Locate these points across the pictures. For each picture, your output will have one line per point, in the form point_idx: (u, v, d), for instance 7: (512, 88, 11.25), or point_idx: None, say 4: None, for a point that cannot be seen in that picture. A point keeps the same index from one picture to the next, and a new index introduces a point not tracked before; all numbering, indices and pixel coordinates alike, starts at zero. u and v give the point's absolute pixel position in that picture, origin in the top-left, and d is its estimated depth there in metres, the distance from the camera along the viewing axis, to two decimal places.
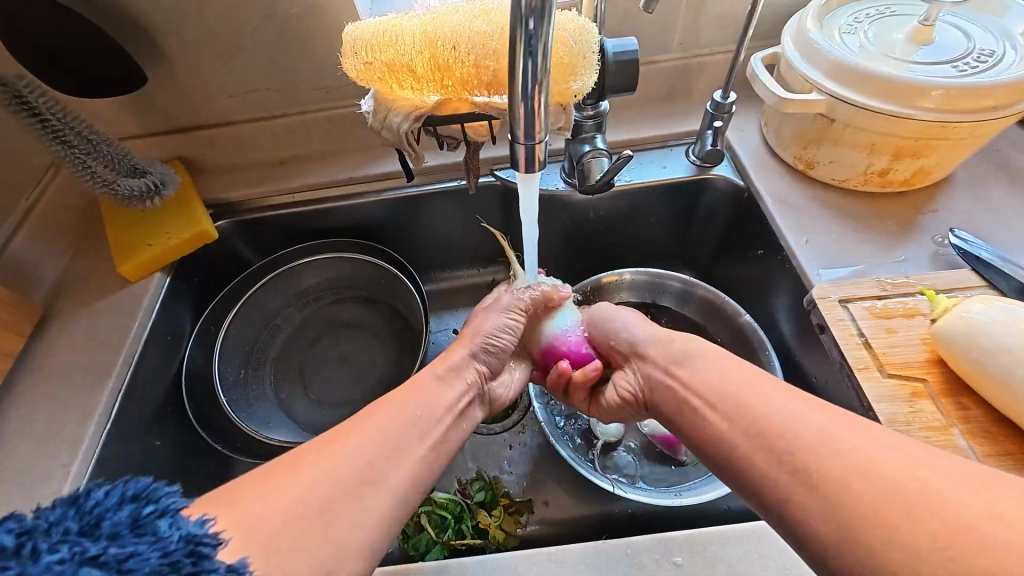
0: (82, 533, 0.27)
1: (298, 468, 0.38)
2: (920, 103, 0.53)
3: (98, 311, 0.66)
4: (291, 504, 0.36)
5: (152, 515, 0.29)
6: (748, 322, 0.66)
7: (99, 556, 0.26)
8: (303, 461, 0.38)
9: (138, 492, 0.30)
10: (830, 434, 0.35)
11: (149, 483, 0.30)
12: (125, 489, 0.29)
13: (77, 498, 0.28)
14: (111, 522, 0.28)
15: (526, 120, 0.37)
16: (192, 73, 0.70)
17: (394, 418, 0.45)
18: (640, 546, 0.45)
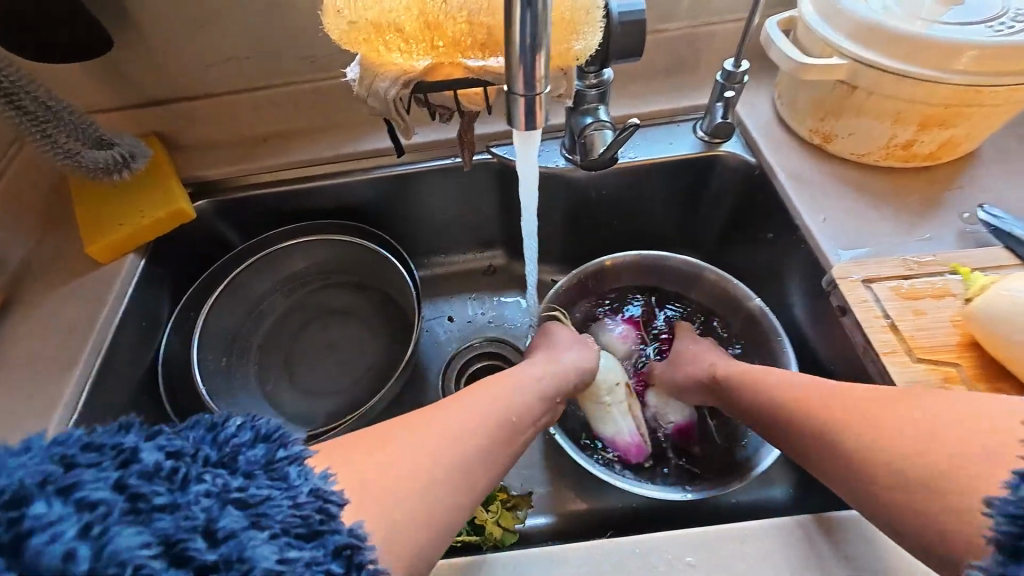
0: (221, 463, 0.30)
1: (395, 447, 0.37)
2: (952, 65, 0.48)
3: (66, 295, 0.62)
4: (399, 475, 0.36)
5: (283, 459, 0.32)
6: (759, 307, 0.62)
7: (244, 492, 0.29)
8: (391, 438, 0.38)
9: (270, 433, 0.32)
10: (914, 413, 0.37)
11: (273, 426, 0.33)
12: (258, 429, 0.32)
13: (215, 427, 0.32)
14: (249, 459, 0.31)
15: (526, 68, 0.33)
16: (166, 40, 0.65)
17: (478, 408, 0.44)
18: (650, 545, 0.42)
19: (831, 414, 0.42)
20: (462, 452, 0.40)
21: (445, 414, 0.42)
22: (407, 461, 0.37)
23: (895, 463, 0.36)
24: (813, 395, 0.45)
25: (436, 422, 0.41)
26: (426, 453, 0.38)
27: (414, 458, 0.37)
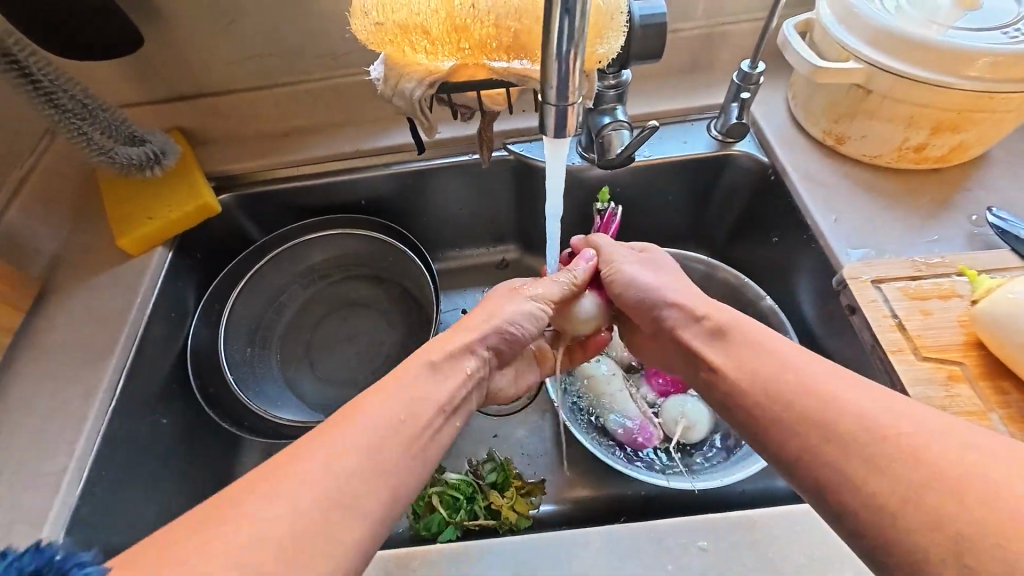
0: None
1: (242, 506, 0.30)
2: (966, 72, 0.50)
3: (99, 286, 0.64)
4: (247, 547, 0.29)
5: None
6: (770, 306, 0.64)
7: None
8: (259, 486, 0.31)
9: (41, 565, 0.25)
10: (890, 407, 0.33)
11: (55, 553, 0.26)
12: (32, 561, 0.25)
13: None
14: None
15: (560, 79, 0.34)
16: (192, 37, 0.67)
17: (386, 406, 0.38)
18: (666, 529, 0.44)
19: (799, 385, 0.37)
20: (371, 450, 0.35)
21: (350, 423, 0.36)
22: (307, 494, 0.31)
23: (873, 452, 0.31)
24: (778, 358, 0.40)
25: (338, 432, 0.35)
26: (326, 471, 0.33)
27: (310, 487, 0.32)
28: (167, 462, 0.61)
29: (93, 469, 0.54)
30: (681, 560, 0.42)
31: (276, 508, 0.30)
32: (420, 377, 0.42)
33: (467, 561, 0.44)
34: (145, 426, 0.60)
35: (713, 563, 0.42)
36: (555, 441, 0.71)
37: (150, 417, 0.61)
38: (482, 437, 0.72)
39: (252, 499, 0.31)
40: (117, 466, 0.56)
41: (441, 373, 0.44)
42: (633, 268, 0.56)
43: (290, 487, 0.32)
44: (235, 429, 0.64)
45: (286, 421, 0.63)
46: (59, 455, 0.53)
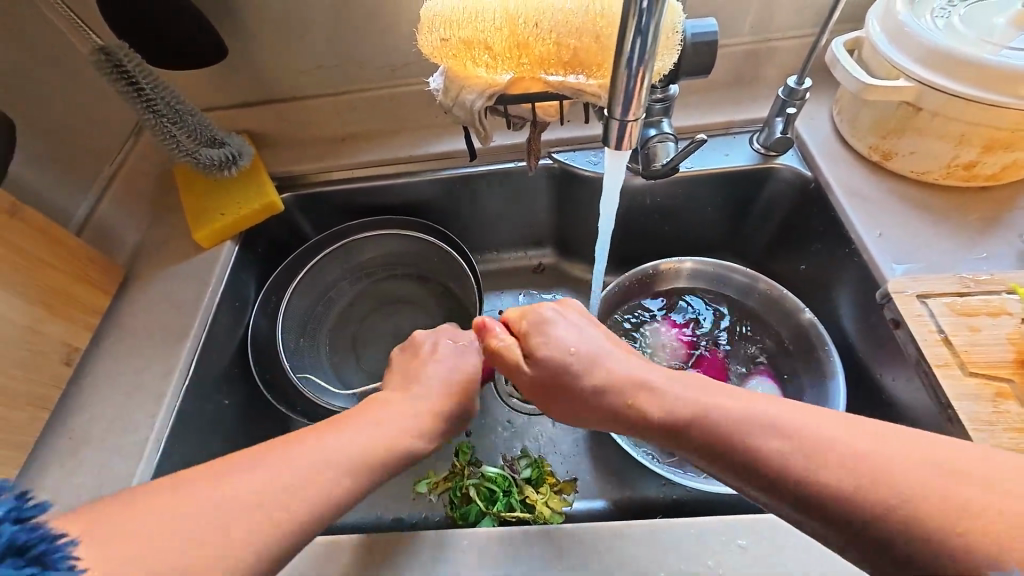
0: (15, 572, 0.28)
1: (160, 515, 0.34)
2: (1021, 92, 0.50)
3: (174, 275, 0.69)
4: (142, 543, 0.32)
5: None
6: (810, 320, 0.65)
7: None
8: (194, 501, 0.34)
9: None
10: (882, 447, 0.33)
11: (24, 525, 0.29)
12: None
13: None
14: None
15: (625, 96, 0.37)
16: (266, 47, 0.72)
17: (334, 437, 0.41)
18: (705, 527, 0.46)
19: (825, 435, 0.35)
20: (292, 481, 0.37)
21: (321, 441, 0.41)
22: (248, 486, 0.36)
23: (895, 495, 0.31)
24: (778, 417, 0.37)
25: (285, 450, 0.39)
26: (269, 477, 0.37)
27: (255, 487, 0.36)
28: (227, 440, 0.66)
29: (168, 441, 0.58)
30: (720, 557, 0.44)
31: (231, 488, 0.36)
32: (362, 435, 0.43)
33: (513, 545, 0.46)
34: (211, 405, 0.65)
35: (752, 563, 0.43)
36: (588, 442, 0.73)
37: (216, 398, 0.66)
38: (516, 434, 0.75)
39: (230, 482, 0.36)
40: (187, 441, 0.61)
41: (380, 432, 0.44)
42: (581, 338, 0.50)
43: (238, 483, 0.36)
44: (289, 412, 0.69)
45: (337, 407, 0.67)
46: (140, 427, 0.58)
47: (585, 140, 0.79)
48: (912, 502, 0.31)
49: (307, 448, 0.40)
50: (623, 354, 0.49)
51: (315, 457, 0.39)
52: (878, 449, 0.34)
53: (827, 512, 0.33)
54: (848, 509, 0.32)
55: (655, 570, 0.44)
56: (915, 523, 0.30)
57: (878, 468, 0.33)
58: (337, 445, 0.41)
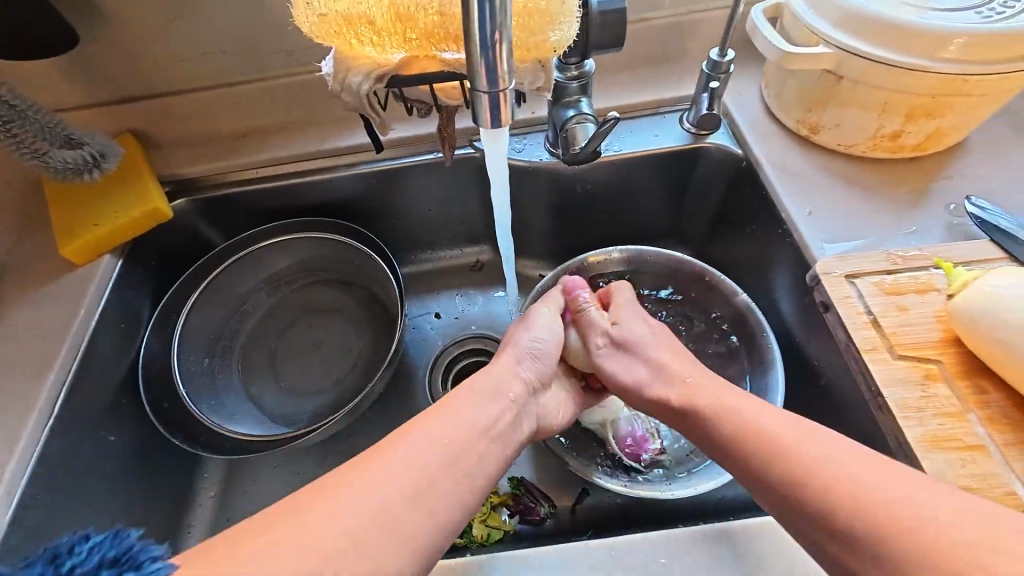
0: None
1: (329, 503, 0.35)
2: (939, 54, 0.47)
3: (41, 297, 0.61)
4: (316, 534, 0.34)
5: (123, 562, 0.31)
6: (746, 302, 0.62)
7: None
8: (330, 491, 0.36)
9: (117, 550, 0.31)
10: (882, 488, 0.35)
11: (133, 543, 0.32)
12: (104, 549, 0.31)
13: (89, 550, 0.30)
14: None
15: (488, 68, 0.33)
16: (137, 35, 0.64)
17: (480, 410, 0.46)
18: (623, 546, 0.43)
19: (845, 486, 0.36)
20: (444, 461, 0.41)
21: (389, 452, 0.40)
22: (395, 477, 0.38)
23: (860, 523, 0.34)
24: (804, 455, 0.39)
25: (368, 478, 0.37)
26: (367, 504, 0.36)
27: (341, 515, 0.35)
28: (115, 481, 0.58)
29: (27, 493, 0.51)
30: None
31: (377, 484, 0.37)
32: (468, 403, 0.46)
33: None
34: (91, 444, 0.57)
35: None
36: (529, 449, 0.68)
37: (96, 435, 0.58)
38: None
39: (337, 499, 0.36)
40: (56, 489, 0.53)
41: (487, 396, 0.48)
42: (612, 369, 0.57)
43: (361, 487, 0.37)
44: (187, 444, 0.61)
45: (239, 436, 0.60)
46: None
47: (535, 123, 0.70)
48: (840, 501, 0.36)
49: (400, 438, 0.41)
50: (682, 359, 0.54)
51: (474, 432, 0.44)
52: (825, 444, 0.39)
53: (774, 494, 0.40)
54: (817, 517, 0.36)
55: None
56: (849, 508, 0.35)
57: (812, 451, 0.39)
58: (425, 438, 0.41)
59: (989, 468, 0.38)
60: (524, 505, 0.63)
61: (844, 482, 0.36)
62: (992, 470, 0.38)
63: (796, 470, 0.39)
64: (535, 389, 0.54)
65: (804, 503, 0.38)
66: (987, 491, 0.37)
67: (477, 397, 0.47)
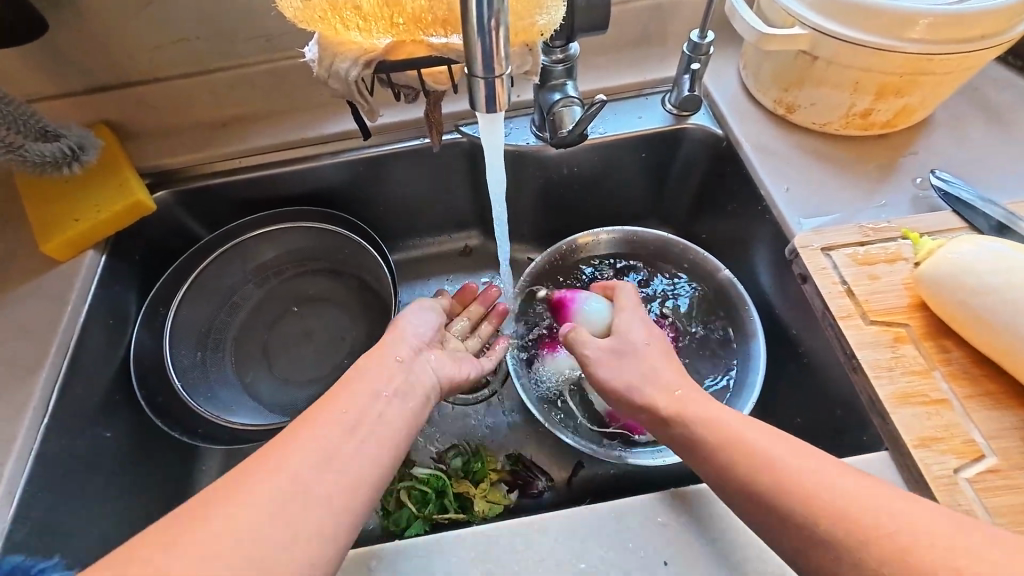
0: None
1: (227, 504, 0.33)
2: (907, 34, 0.49)
3: (23, 295, 0.60)
4: (215, 540, 0.31)
5: None
6: (728, 278, 0.64)
7: None
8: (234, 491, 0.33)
9: None
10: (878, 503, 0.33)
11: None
12: None
13: None
14: None
15: (485, 54, 0.34)
16: (108, 22, 0.62)
17: (368, 381, 0.43)
18: (624, 508, 0.43)
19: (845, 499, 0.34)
20: (334, 450, 0.37)
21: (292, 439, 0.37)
22: (285, 472, 0.35)
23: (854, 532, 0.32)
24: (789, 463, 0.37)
25: (264, 472, 0.35)
26: (267, 496, 0.33)
27: (239, 521, 0.32)
28: (113, 477, 0.58)
29: (27, 491, 0.50)
30: (640, 538, 0.42)
31: (282, 471, 0.35)
32: (356, 386, 0.43)
33: (424, 560, 0.41)
34: (87, 442, 0.57)
35: (672, 538, 0.42)
36: (524, 427, 0.70)
37: (91, 432, 0.58)
38: (448, 429, 0.70)
39: (241, 496, 0.33)
40: (55, 485, 0.53)
41: (378, 372, 0.45)
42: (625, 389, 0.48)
43: (233, 514, 0.32)
44: (185, 436, 0.61)
45: (237, 425, 0.60)
46: None
47: (520, 107, 0.70)
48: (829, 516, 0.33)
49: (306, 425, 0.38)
50: (663, 352, 0.49)
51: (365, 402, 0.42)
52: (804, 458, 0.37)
53: (755, 504, 0.37)
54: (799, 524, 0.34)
55: (575, 562, 0.41)
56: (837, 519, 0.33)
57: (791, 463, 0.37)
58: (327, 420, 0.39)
59: (951, 419, 0.41)
60: (521, 480, 0.65)
61: (834, 505, 0.34)
62: (953, 421, 0.41)
63: (783, 479, 0.36)
64: (425, 352, 0.51)
65: (786, 517, 0.35)
66: (949, 440, 0.41)
67: (361, 371, 0.45)
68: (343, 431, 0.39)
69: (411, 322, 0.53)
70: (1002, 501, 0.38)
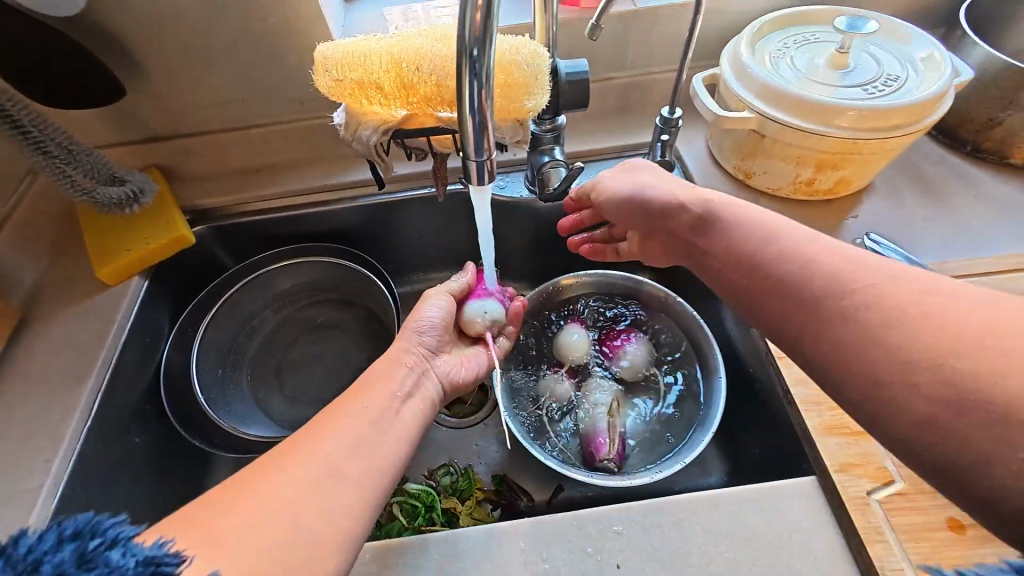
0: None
1: (236, 510, 0.37)
2: (835, 122, 0.59)
3: (75, 313, 0.69)
4: (230, 537, 0.36)
5: (100, 547, 0.29)
6: (694, 320, 0.72)
7: None
8: (241, 498, 0.38)
9: (79, 528, 0.29)
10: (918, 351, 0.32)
11: (92, 518, 0.30)
12: (64, 528, 0.29)
13: (6, 547, 0.28)
14: (53, 564, 0.28)
15: (479, 138, 0.44)
16: (169, 87, 0.74)
17: (342, 431, 0.45)
18: (587, 517, 0.49)
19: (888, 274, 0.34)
20: (332, 475, 0.41)
21: (298, 459, 0.42)
22: (275, 503, 0.38)
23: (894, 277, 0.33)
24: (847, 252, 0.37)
25: (268, 485, 0.39)
26: (273, 508, 0.38)
27: (250, 526, 0.37)
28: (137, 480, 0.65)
29: (67, 487, 0.58)
30: (599, 545, 0.48)
31: (281, 490, 0.39)
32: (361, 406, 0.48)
33: (410, 556, 0.47)
34: (120, 447, 0.64)
35: (626, 546, 0.48)
36: (510, 451, 0.77)
37: (124, 438, 0.65)
38: (440, 449, 0.77)
39: (250, 504, 0.38)
40: (90, 482, 0.60)
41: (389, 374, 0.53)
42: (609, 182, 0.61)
43: (242, 524, 0.37)
44: (204, 445, 0.68)
45: (251, 437, 0.67)
46: (35, 474, 0.57)
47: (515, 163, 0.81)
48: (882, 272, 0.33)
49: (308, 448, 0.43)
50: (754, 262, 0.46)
51: (343, 452, 0.43)
52: (911, 277, 0.33)
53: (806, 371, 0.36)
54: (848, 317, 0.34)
55: (540, 563, 0.47)
56: (881, 395, 0.32)
57: (893, 282, 0.33)
58: (334, 443, 0.43)
59: (869, 449, 0.49)
60: (506, 500, 0.71)
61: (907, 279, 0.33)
62: (869, 451, 0.49)
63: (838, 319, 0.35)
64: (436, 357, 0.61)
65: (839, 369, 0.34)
66: (865, 467, 0.48)
67: (338, 417, 0.46)
68: (344, 458, 0.43)
69: (428, 313, 0.62)
70: (906, 521, 0.45)
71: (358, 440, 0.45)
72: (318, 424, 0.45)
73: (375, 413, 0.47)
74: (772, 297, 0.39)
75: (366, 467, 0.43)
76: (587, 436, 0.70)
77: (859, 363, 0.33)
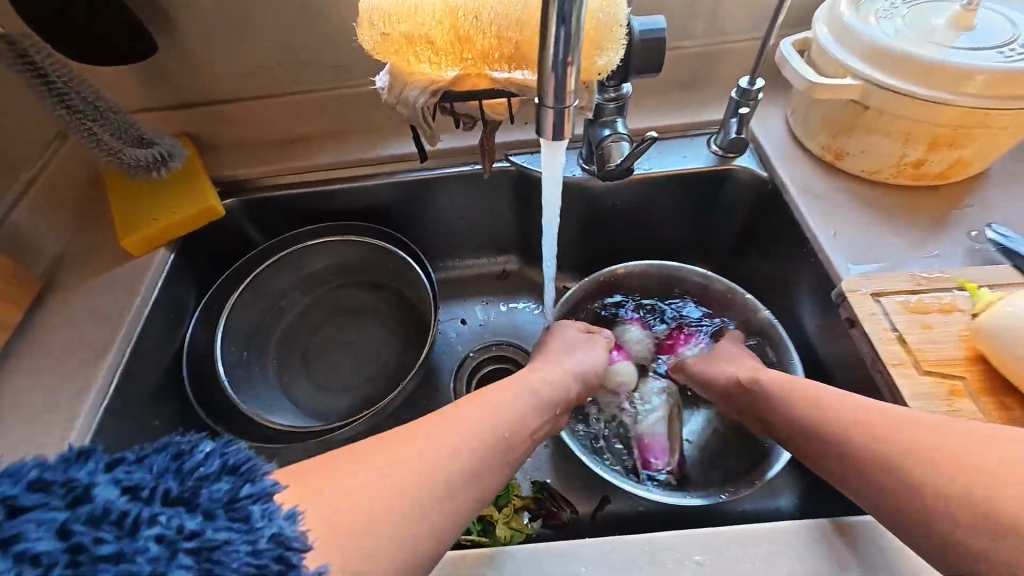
0: (178, 499, 0.26)
1: (344, 480, 0.32)
2: (963, 89, 0.50)
3: (99, 285, 0.65)
4: (330, 511, 0.30)
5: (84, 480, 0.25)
6: (768, 318, 0.64)
7: (190, 534, 0.25)
8: (346, 472, 0.33)
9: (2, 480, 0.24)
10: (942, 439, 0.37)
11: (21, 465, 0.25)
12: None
13: None
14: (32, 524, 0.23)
15: (556, 86, 0.37)
16: (203, 47, 0.69)
17: (464, 433, 0.39)
18: (659, 543, 0.42)
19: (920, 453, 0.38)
20: (441, 478, 0.36)
21: (417, 449, 0.36)
22: (382, 489, 0.33)
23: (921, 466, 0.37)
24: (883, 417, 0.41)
25: (387, 468, 0.34)
26: (376, 493, 0.32)
27: (353, 503, 0.31)
28: None
29: None
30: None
31: (391, 476, 0.34)
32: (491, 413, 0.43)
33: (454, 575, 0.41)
34: (139, 428, 0.60)
35: None
36: (551, 455, 0.70)
37: (143, 419, 0.61)
38: None
39: (352, 483, 0.32)
40: None
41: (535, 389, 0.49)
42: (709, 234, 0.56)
43: (346, 496, 0.31)
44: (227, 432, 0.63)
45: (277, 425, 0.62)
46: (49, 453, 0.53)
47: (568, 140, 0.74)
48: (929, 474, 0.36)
49: (431, 442, 0.37)
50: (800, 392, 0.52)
51: (447, 451, 0.37)
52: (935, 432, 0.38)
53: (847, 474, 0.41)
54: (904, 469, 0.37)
55: None
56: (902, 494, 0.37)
57: (913, 429, 0.39)
58: (446, 443, 0.38)
59: None
60: (547, 509, 0.64)
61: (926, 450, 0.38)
62: None
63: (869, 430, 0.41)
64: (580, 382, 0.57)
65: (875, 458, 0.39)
66: None
67: (471, 419, 0.41)
68: (455, 462, 0.37)
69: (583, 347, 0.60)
70: None
71: (479, 447, 0.39)
72: (447, 417, 0.40)
73: (489, 424, 0.42)
74: (826, 457, 0.43)
75: (473, 483, 0.38)
76: (636, 443, 0.64)
77: (894, 481, 0.38)
